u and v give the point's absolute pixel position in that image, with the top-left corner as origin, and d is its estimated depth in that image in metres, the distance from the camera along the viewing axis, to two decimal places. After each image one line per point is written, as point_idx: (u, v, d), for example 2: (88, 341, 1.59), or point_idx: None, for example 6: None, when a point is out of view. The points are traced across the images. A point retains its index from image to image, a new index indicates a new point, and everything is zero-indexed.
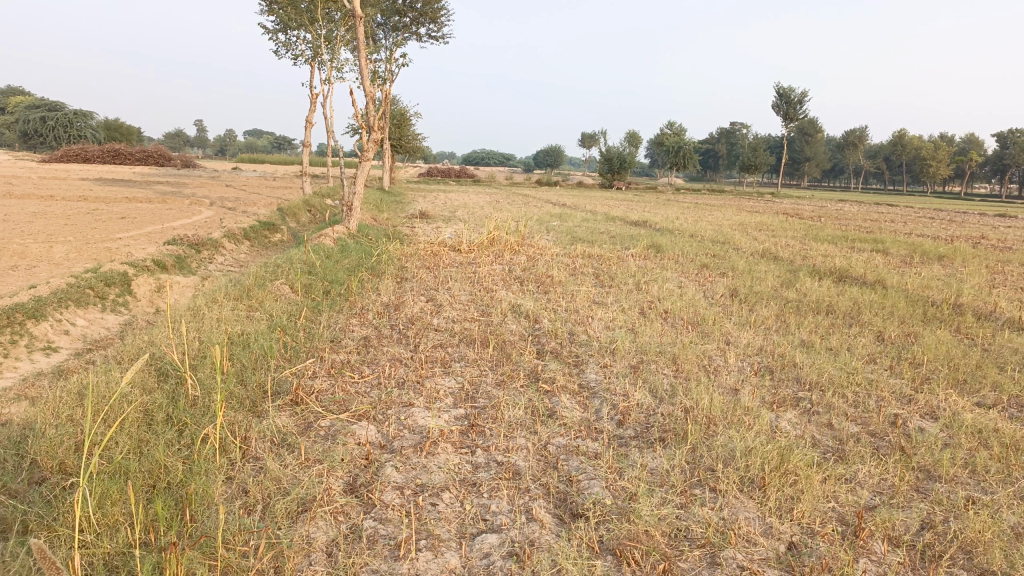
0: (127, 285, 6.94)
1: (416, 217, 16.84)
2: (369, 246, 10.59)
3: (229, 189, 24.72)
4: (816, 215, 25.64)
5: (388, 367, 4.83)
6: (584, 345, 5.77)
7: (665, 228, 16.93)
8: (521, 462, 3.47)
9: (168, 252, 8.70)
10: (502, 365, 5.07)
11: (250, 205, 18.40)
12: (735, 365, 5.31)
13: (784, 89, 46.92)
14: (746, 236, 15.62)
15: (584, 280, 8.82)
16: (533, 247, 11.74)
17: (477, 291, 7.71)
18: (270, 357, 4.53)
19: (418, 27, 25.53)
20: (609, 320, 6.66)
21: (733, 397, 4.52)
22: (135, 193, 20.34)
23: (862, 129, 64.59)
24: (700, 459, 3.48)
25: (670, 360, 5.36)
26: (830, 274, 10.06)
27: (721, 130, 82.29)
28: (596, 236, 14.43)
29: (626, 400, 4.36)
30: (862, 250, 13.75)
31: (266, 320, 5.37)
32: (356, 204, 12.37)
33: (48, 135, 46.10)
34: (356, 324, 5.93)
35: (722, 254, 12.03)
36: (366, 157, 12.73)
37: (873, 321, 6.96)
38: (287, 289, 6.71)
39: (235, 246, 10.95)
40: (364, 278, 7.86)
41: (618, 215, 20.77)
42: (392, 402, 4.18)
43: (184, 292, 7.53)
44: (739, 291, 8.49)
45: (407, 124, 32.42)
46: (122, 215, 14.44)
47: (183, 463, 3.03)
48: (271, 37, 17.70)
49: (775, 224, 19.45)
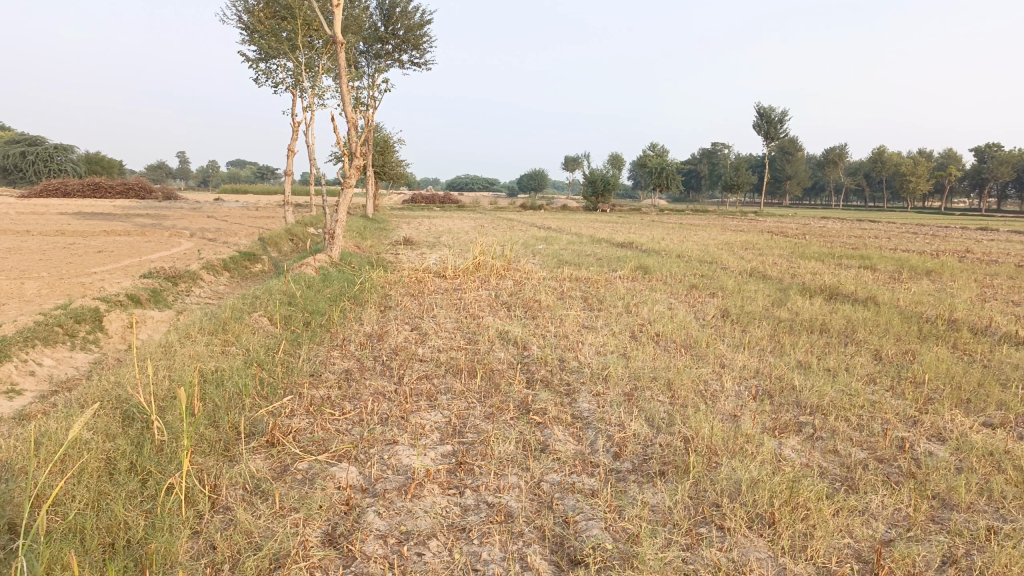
0: (99, 322, 6.68)
1: (401, 244, 16.65)
2: (352, 275, 10.38)
3: (210, 220, 24.42)
4: (801, 232, 25.65)
5: (370, 402, 4.61)
6: (575, 372, 5.56)
7: (651, 249, 16.83)
8: (513, 503, 3.24)
9: (144, 286, 8.43)
10: (490, 396, 4.86)
11: (231, 235, 18.14)
12: (732, 390, 5.12)
13: (765, 108, 47.29)
14: (733, 255, 15.53)
15: (573, 305, 8.63)
16: (519, 272, 11.55)
17: (463, 319, 7.50)
18: (245, 395, 4.30)
19: (399, 54, 25.54)
20: (599, 345, 6.46)
21: (733, 424, 4.33)
22: (114, 226, 20.05)
23: (842, 147, 65.24)
24: (703, 494, 3.27)
25: (664, 386, 5.16)
26: (820, 291, 9.93)
27: (702, 151, 82.91)
28: (582, 258, 14.29)
29: (622, 431, 4.15)
30: (849, 266, 13.66)
31: (242, 355, 5.13)
32: (338, 232, 12.16)
33: (27, 171, 45.69)
34: (337, 356, 5.70)
35: (710, 274, 11.88)
36: (348, 184, 12.54)
37: (869, 339, 6.80)
38: (266, 321, 6.48)
39: (214, 277, 10.70)
40: (346, 307, 7.64)
41: (604, 237, 20.67)
42: (375, 440, 3.95)
43: (159, 327, 7.27)
44: (731, 311, 8.33)
45: (390, 151, 32.35)
46: (99, 249, 14.15)
47: (146, 518, 2.79)
48: (250, 66, 17.56)
49: (761, 243, 19.39)
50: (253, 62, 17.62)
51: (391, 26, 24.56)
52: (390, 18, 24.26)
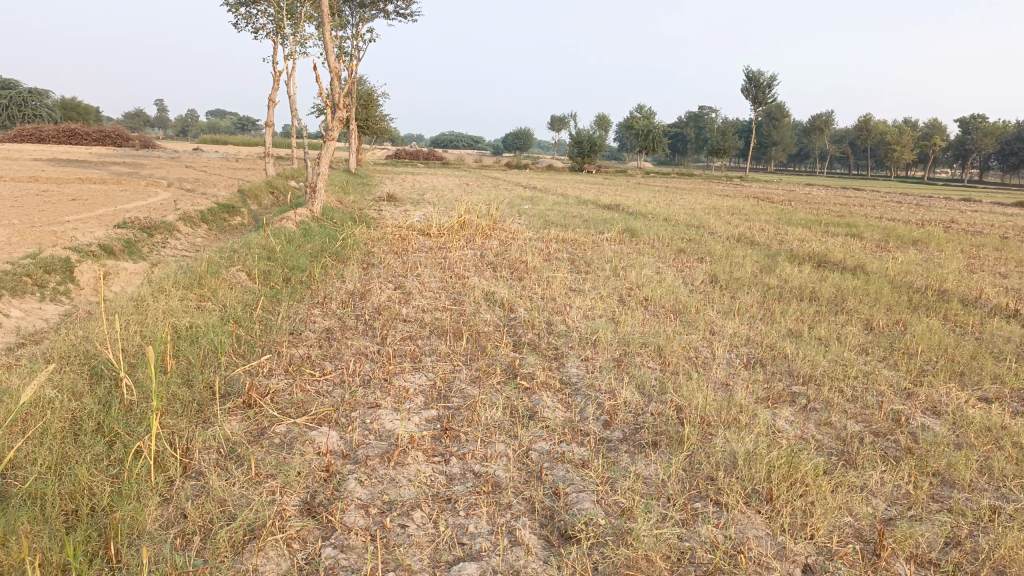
0: (70, 273, 6.41)
1: (384, 199, 16.33)
2: (334, 230, 10.13)
3: (189, 170, 23.88)
4: (786, 199, 25.59)
5: (352, 363, 4.44)
6: (563, 336, 5.42)
7: (638, 211, 16.63)
8: (500, 472, 3.11)
9: (117, 236, 8.13)
10: (476, 359, 4.70)
11: (210, 187, 17.71)
12: (724, 358, 5.01)
13: (754, 72, 46.84)
14: (720, 220, 15.40)
15: (559, 266, 8.47)
16: (505, 232, 11.35)
17: (448, 278, 7.32)
18: (221, 353, 4.11)
19: (385, 4, 24.84)
20: (587, 309, 6.31)
21: (726, 393, 4.21)
22: (89, 174, 19.47)
23: (828, 114, 64.99)
24: (698, 467, 3.16)
25: (655, 352, 5.03)
26: (809, 259, 9.84)
27: (689, 114, 82.30)
28: (568, 219, 14.10)
29: (612, 398, 4.02)
30: (836, 234, 13.59)
31: (218, 311, 4.93)
32: (320, 186, 11.86)
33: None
34: (318, 314, 5.50)
35: (698, 238, 11.75)
36: (330, 136, 12.20)
37: (860, 309, 6.72)
38: (244, 276, 6.25)
39: (191, 230, 10.40)
40: (327, 264, 7.42)
41: (590, 199, 20.46)
42: (356, 403, 3.79)
43: (133, 279, 7.01)
44: (720, 277, 8.20)
45: (374, 104, 31.72)
46: (73, 197, 13.72)
47: (112, 483, 2.62)
48: (230, 10, 16.95)
49: (747, 209, 19.28)
50: (233, 7, 17.00)
51: None
52: None
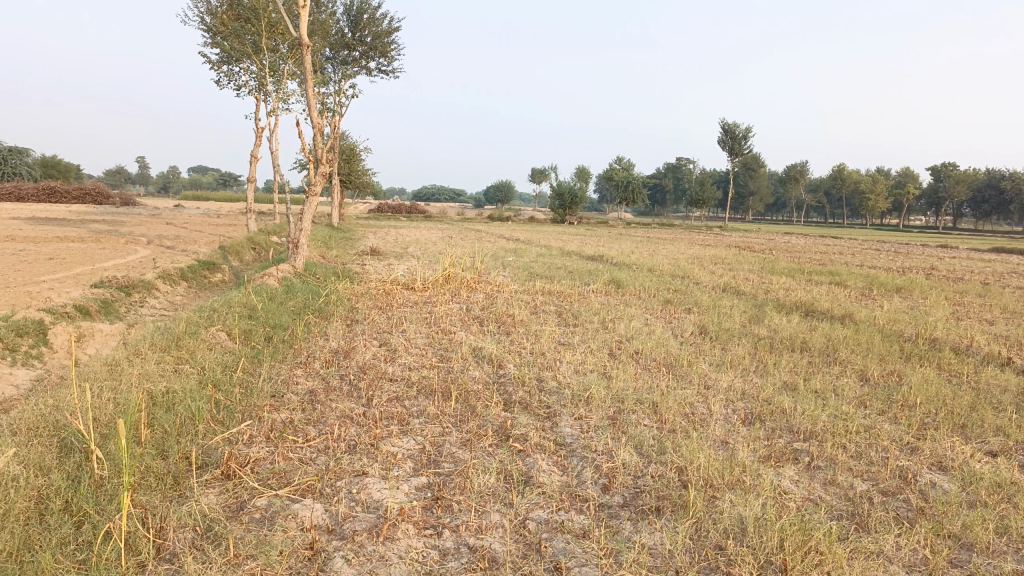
0: (43, 335, 6.19)
1: (367, 254, 16.22)
2: (317, 286, 9.98)
3: (169, 227, 23.70)
4: (767, 247, 25.82)
5: (337, 427, 4.26)
6: (555, 393, 5.26)
7: (622, 262, 16.64)
8: (497, 545, 2.93)
9: (94, 296, 7.93)
10: (467, 420, 4.53)
11: (190, 243, 17.54)
12: (721, 413, 4.87)
13: (730, 124, 47.78)
14: (704, 270, 15.42)
15: (547, 320, 8.35)
16: (490, 285, 11.25)
17: (434, 334, 7.17)
18: (199, 420, 3.92)
19: (367, 61, 25.16)
20: (578, 364, 6.17)
21: (727, 452, 4.07)
22: (67, 232, 19.23)
23: (803, 164, 66.25)
24: (705, 535, 3.00)
25: (650, 409, 4.88)
26: (797, 308, 9.80)
27: (667, 165, 83.60)
28: (553, 271, 14.06)
29: (609, 460, 3.87)
30: (820, 282, 13.62)
31: (196, 375, 4.74)
32: (302, 241, 11.74)
33: None
34: (301, 375, 5.32)
35: (684, 289, 11.71)
36: (313, 192, 12.13)
37: (853, 359, 6.64)
38: (224, 336, 6.07)
39: (170, 287, 10.20)
40: (310, 321, 7.25)
41: (573, 250, 20.48)
42: (342, 471, 3.60)
43: (108, 341, 6.79)
44: (709, 328, 8.12)
45: (356, 159, 31.88)
46: (50, 256, 13.49)
47: (78, 569, 2.42)
48: (212, 68, 17.03)
49: (730, 258, 19.36)
50: (215, 65, 17.09)
51: (359, 33, 24.19)
52: (358, 25, 23.88)
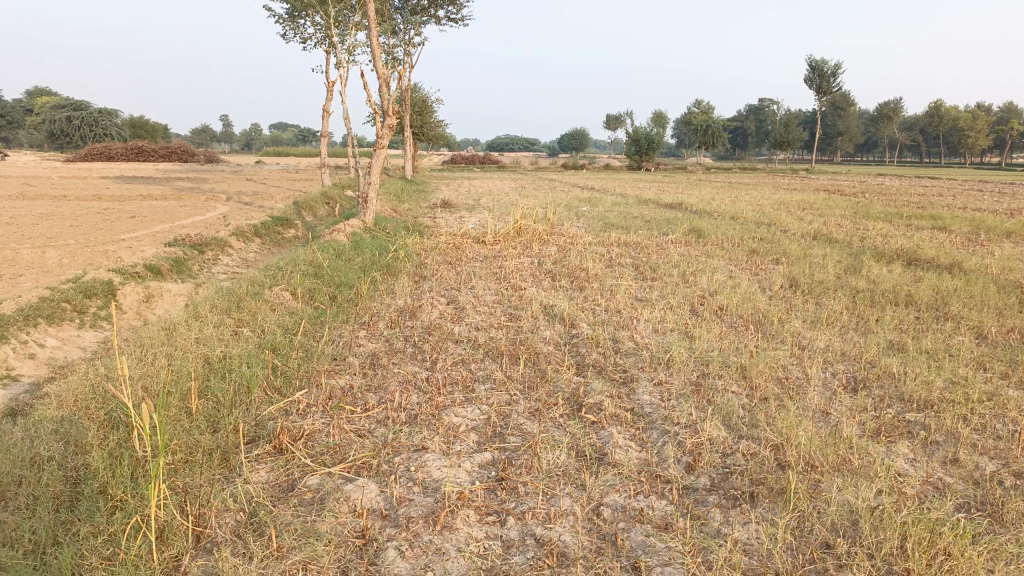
0: (112, 295, 6.16)
1: (439, 206, 15.99)
2: (386, 241, 9.78)
3: (248, 183, 24.11)
4: (857, 191, 24.35)
5: (398, 394, 3.99)
6: (632, 355, 4.87)
7: (702, 210, 15.89)
8: (567, 537, 2.60)
9: (166, 255, 7.92)
10: (537, 386, 4.20)
11: (267, 199, 17.70)
12: (818, 379, 4.38)
13: (817, 60, 45.08)
14: (791, 216, 14.53)
15: (623, 273, 7.90)
16: (564, 236, 10.83)
17: (503, 290, 6.83)
18: (252, 389, 3.72)
19: (436, 9, 24.62)
20: (656, 322, 5.73)
21: (828, 426, 3.61)
22: (150, 190, 19.73)
23: (896, 100, 62.30)
24: (809, 532, 2.59)
25: (738, 373, 4.43)
26: (897, 257, 9.01)
27: (748, 106, 80.14)
28: (630, 221, 13.51)
29: (694, 434, 3.47)
30: (921, 228, 12.60)
31: (255, 338, 4.55)
32: (371, 196, 11.54)
33: (73, 135, 46.03)
34: (362, 337, 5.08)
35: (770, 237, 11.01)
36: (381, 144, 11.88)
37: (967, 315, 5.98)
38: (287, 297, 5.89)
39: (243, 245, 10.20)
40: (377, 279, 7.03)
41: (651, 198, 19.74)
42: (400, 445, 3.34)
43: (177, 301, 6.74)
44: (800, 281, 7.50)
45: (428, 110, 31.55)
46: (132, 214, 13.79)
47: (105, 567, 2.23)
48: (279, 21, 16.88)
49: (819, 202, 18.24)
50: (282, 18, 16.93)
51: None
52: None
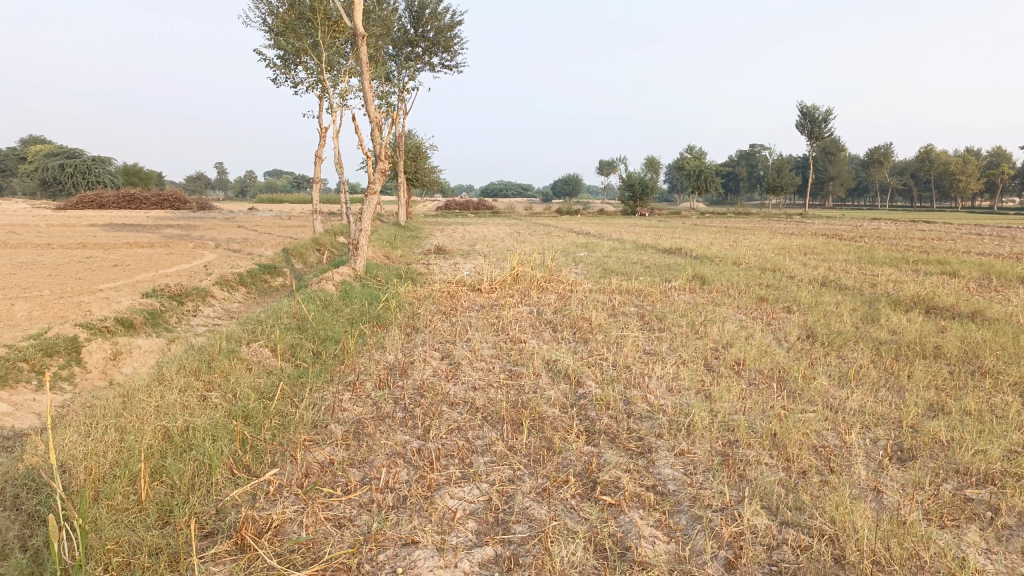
0: (76, 354, 5.66)
1: (433, 253, 15.59)
2: (377, 290, 9.33)
3: (240, 230, 23.76)
4: (856, 235, 24.08)
5: (384, 471, 3.48)
6: (647, 420, 4.37)
7: (703, 255, 15.54)
8: None
9: (141, 307, 7.44)
10: (544, 459, 3.68)
11: (257, 246, 17.30)
12: (859, 449, 3.90)
13: (808, 106, 45.41)
14: (794, 261, 14.17)
15: (628, 324, 7.45)
16: (563, 284, 10.39)
17: (502, 343, 6.35)
18: (214, 469, 3.20)
19: (430, 56, 24.61)
20: (670, 379, 5.24)
21: (884, 511, 3.12)
22: (138, 238, 19.28)
23: (886, 145, 62.78)
24: None
25: (768, 442, 3.94)
26: (914, 305, 8.58)
27: (739, 151, 80.75)
28: (629, 267, 13.12)
29: (731, 521, 2.97)
30: (929, 273, 12.19)
31: (224, 404, 4.04)
32: (362, 242, 11.10)
33: (66, 183, 45.79)
34: (347, 400, 4.57)
35: (777, 283, 10.59)
36: (372, 190, 11.48)
37: (1005, 369, 5.52)
38: (266, 354, 5.39)
39: (227, 295, 9.74)
40: (366, 332, 6.53)
41: (649, 243, 19.41)
42: (384, 538, 2.82)
43: (147, 358, 6.22)
44: (817, 331, 7.04)
45: (422, 156, 31.43)
46: (115, 263, 13.32)
47: None
48: (271, 66, 16.68)
49: (819, 247, 17.91)
50: (275, 63, 16.72)
51: (421, 28, 23.64)
52: (420, 19, 23.34)
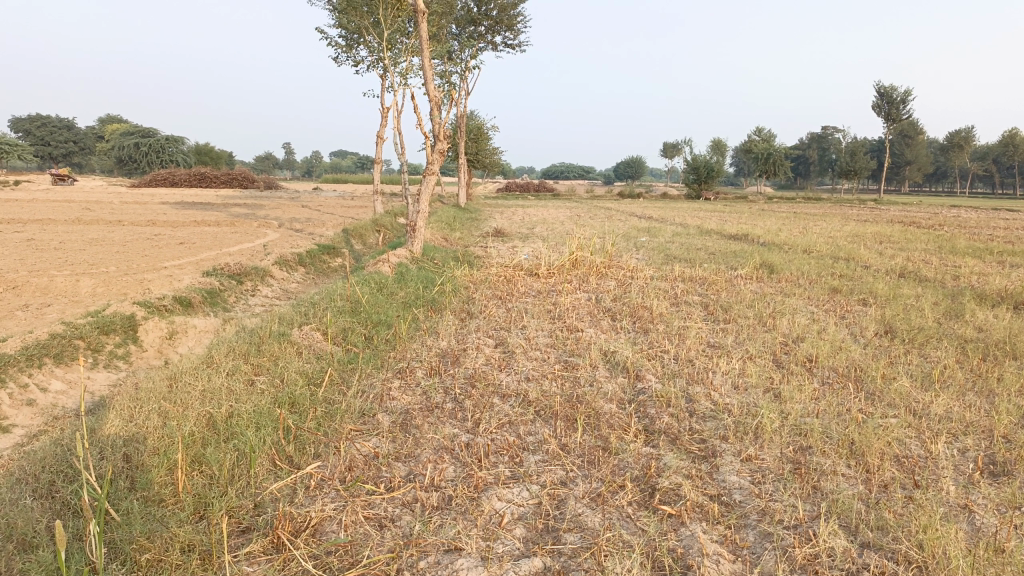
0: (132, 332, 5.68)
1: (491, 235, 15.42)
2: (433, 273, 9.21)
3: (304, 209, 24.08)
4: (936, 223, 22.89)
5: (430, 467, 3.30)
6: (711, 420, 4.09)
7: (771, 242, 14.95)
8: None
9: (200, 285, 7.49)
10: (600, 461, 3.45)
11: (318, 226, 17.47)
12: (947, 461, 3.55)
13: (886, 87, 43.50)
14: (869, 249, 13.50)
15: (691, 314, 7.14)
16: (623, 269, 10.09)
17: (558, 332, 6.12)
18: (254, 460, 3.08)
19: (493, 36, 24.34)
20: (736, 375, 4.93)
21: (979, 536, 2.79)
22: (206, 216, 19.71)
23: (969, 128, 59.70)
24: None
25: (845, 450, 3.63)
26: (1003, 299, 8.00)
27: (810, 134, 78.10)
28: (693, 253, 12.70)
29: (805, 541, 2.70)
30: (1017, 265, 11.41)
31: (271, 391, 3.94)
32: (420, 224, 10.98)
33: (141, 161, 47.31)
34: (396, 388, 4.42)
35: (851, 273, 10.06)
36: (431, 171, 11.35)
37: None
38: (317, 338, 5.29)
39: (286, 274, 9.78)
40: (419, 317, 6.39)
41: (713, 228, 18.83)
42: (426, 543, 2.65)
43: (202, 338, 6.22)
44: (896, 327, 6.59)
45: (483, 137, 31.28)
46: (181, 240, 13.57)
47: None
48: (334, 45, 16.71)
49: (896, 235, 17.05)
50: (338, 43, 16.73)
51: (485, 7, 23.38)
52: None
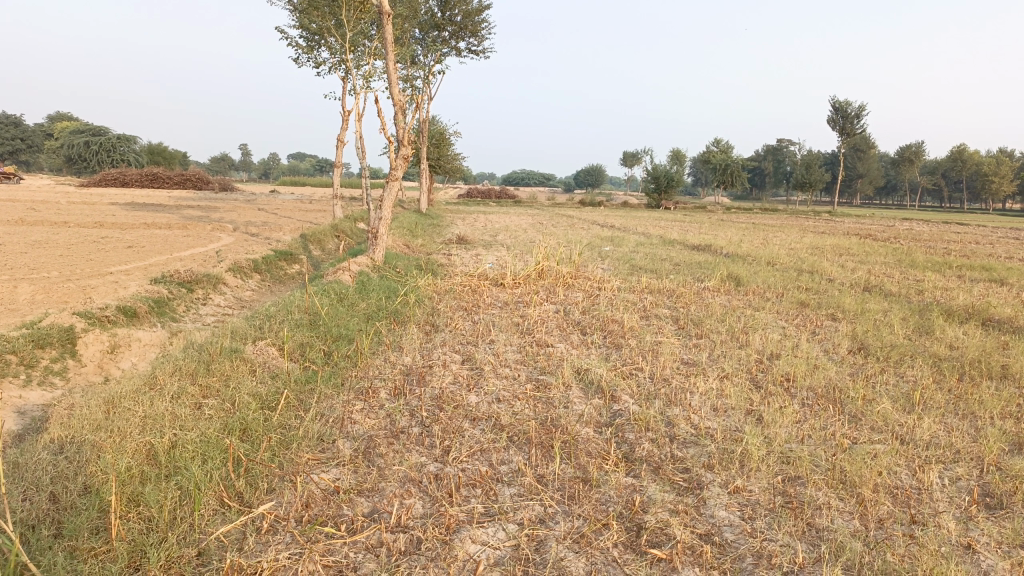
0: (71, 345, 5.27)
1: (454, 242, 15.13)
2: (396, 282, 8.90)
3: (260, 212, 23.46)
4: (891, 235, 23.26)
5: (396, 504, 3.02)
6: (694, 447, 3.87)
7: (734, 253, 14.95)
8: None
9: (147, 293, 7.07)
10: (580, 496, 3.19)
11: (276, 230, 17.00)
12: (941, 493, 3.39)
13: (841, 102, 44.46)
14: (831, 262, 13.57)
15: (662, 328, 6.97)
16: (590, 280, 9.90)
17: (528, 347, 5.87)
18: (199, 501, 2.76)
19: (457, 41, 24.10)
20: (715, 396, 4.73)
21: None
22: (157, 218, 19.01)
23: (919, 144, 61.28)
24: None
25: (836, 480, 3.44)
26: (968, 315, 8.01)
27: (767, 146, 79.48)
28: (658, 263, 12.60)
29: None
30: (976, 281, 11.55)
31: (220, 416, 3.60)
32: (382, 230, 10.62)
33: (90, 160, 45.91)
34: (358, 411, 4.10)
35: (817, 287, 10.02)
36: (393, 176, 11.03)
37: None
38: (272, 355, 4.95)
39: (240, 281, 9.38)
40: (381, 330, 6.08)
41: (676, 238, 18.82)
42: None
43: (148, 352, 5.81)
44: (869, 344, 6.49)
45: (446, 143, 30.99)
46: (130, 244, 12.99)
47: None
48: (294, 46, 16.28)
49: (855, 247, 17.22)
50: (299, 43, 16.30)
51: (449, 12, 23.13)
52: (448, 3, 22.84)
